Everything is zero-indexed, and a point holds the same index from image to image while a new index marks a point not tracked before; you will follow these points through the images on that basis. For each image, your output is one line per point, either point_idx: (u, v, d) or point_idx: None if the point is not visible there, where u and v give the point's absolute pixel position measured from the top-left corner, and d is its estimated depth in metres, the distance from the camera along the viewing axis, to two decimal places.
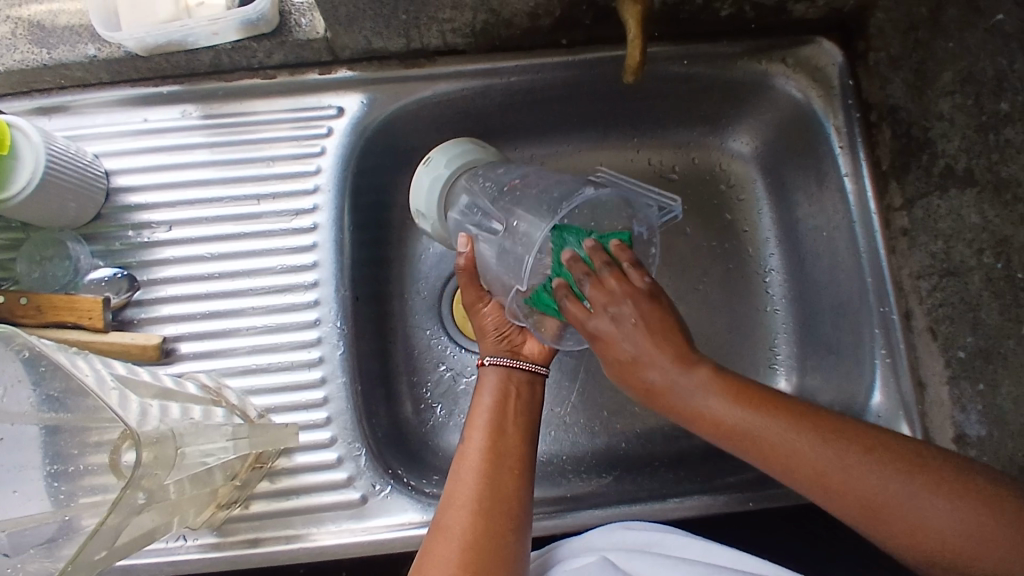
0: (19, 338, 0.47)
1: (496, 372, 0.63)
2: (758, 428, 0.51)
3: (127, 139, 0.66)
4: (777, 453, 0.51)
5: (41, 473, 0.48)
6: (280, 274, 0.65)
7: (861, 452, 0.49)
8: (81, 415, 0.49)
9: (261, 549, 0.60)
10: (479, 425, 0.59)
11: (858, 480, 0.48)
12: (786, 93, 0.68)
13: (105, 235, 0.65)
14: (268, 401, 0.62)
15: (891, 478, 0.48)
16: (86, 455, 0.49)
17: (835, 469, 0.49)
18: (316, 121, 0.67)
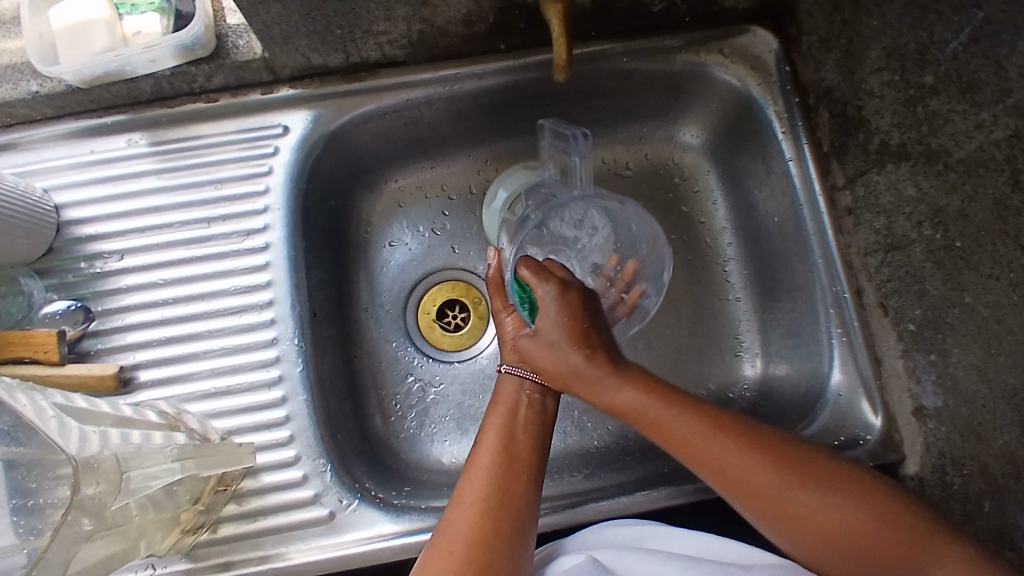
0: None
1: (513, 381, 0.64)
2: (696, 440, 0.57)
3: (76, 172, 0.66)
4: (710, 467, 0.56)
5: (7, 507, 0.48)
6: (234, 295, 0.65)
7: (773, 462, 0.54)
8: (36, 449, 0.49)
9: (233, 572, 0.60)
10: (495, 428, 0.60)
11: (755, 475, 0.54)
12: (724, 82, 0.69)
13: (58, 269, 0.65)
14: (230, 423, 0.62)
15: (787, 477, 0.54)
16: (45, 489, 0.48)
17: (757, 479, 0.54)
18: (263, 141, 0.68)
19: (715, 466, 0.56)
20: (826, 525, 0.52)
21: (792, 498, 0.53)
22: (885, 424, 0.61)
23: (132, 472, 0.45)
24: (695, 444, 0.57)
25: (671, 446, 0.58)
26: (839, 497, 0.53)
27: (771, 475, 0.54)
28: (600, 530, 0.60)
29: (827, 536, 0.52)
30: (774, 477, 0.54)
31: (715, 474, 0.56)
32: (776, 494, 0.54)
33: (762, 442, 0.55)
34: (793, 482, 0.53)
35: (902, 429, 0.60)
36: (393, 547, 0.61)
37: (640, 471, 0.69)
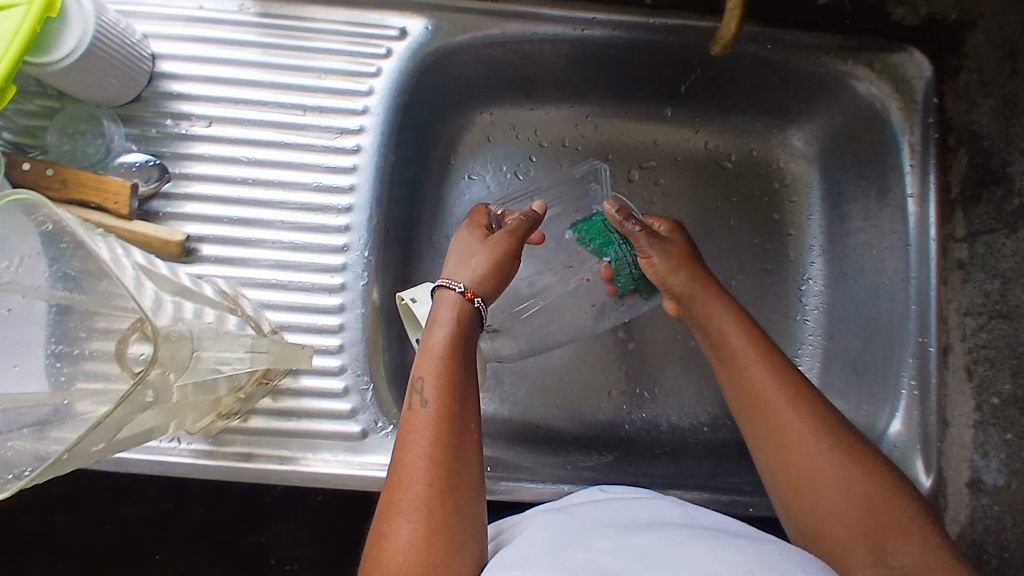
0: (43, 211, 0.44)
1: (451, 304, 0.58)
2: (745, 356, 0.57)
3: (179, 25, 0.63)
4: (737, 369, 0.57)
5: (44, 351, 0.46)
6: (315, 191, 0.63)
7: (818, 419, 0.52)
8: (92, 300, 0.47)
9: (252, 465, 0.59)
10: (429, 381, 0.53)
11: (790, 421, 0.52)
12: (866, 97, 0.65)
13: (142, 119, 0.62)
14: (283, 318, 0.61)
15: (821, 441, 0.51)
16: (89, 341, 0.47)
17: (796, 428, 0.52)
18: (375, 40, 0.64)
19: (752, 382, 0.55)
20: (814, 475, 0.50)
21: (818, 462, 0.50)
22: (934, 488, 0.59)
23: (203, 352, 0.44)
24: (762, 383, 0.55)
25: (727, 362, 0.58)
26: (840, 458, 0.50)
27: (803, 425, 0.52)
28: (591, 492, 0.56)
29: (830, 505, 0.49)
30: (813, 431, 0.51)
31: (749, 397, 0.55)
32: (801, 442, 0.51)
33: (789, 383, 0.54)
34: (809, 422, 0.52)
35: (949, 497, 0.59)
36: None
37: (669, 468, 0.68)
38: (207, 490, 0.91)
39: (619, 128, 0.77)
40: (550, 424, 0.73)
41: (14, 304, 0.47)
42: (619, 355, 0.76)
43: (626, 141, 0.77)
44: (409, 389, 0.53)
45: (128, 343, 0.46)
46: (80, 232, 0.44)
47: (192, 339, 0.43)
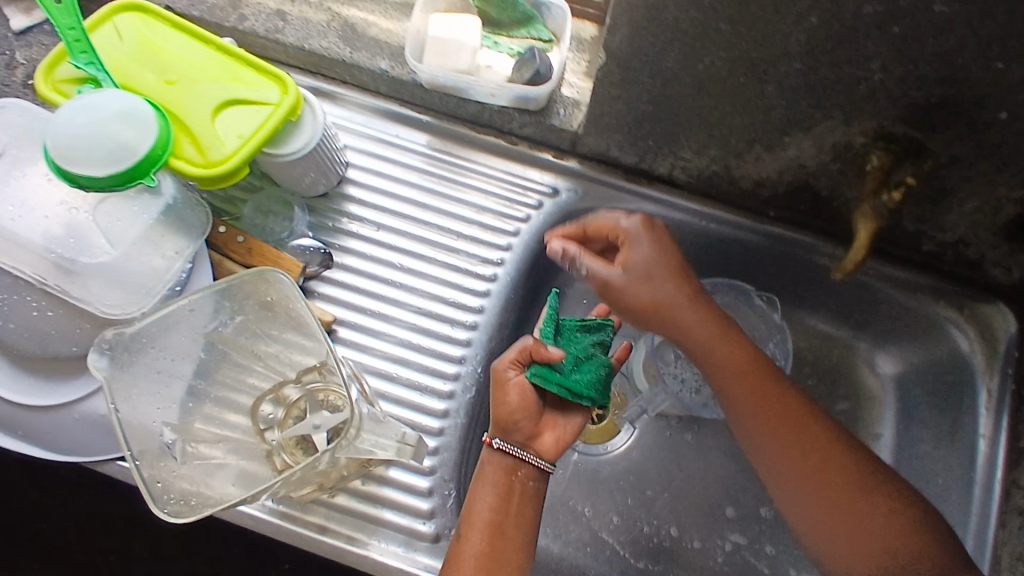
0: (263, 287, 0.58)
1: (501, 462, 0.61)
2: (766, 411, 0.61)
3: (373, 144, 0.74)
4: (752, 412, 0.62)
5: (188, 382, 0.58)
6: (448, 305, 0.71)
7: (842, 475, 0.59)
8: (236, 354, 0.61)
9: (326, 539, 0.63)
10: (477, 531, 0.58)
11: (823, 475, 0.59)
12: (954, 342, 0.72)
13: (321, 212, 0.72)
14: (392, 409, 0.67)
15: (874, 514, 0.57)
16: (226, 384, 0.60)
17: (835, 480, 0.59)
18: (530, 192, 0.74)
19: (769, 422, 0.61)
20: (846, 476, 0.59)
21: (874, 535, 0.56)
22: None
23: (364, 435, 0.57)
24: (784, 429, 0.61)
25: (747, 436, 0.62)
26: (830, 434, 0.61)
27: (831, 475, 0.59)
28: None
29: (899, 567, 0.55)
30: (852, 496, 0.58)
31: (775, 459, 0.61)
32: (862, 514, 0.57)
33: (784, 424, 0.61)
34: (849, 478, 0.59)
35: None
36: None
37: None
38: (229, 552, 0.94)
39: None
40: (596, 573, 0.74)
41: (181, 340, 0.58)
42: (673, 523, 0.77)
43: None
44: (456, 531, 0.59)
45: (263, 403, 0.61)
46: (302, 313, 0.58)
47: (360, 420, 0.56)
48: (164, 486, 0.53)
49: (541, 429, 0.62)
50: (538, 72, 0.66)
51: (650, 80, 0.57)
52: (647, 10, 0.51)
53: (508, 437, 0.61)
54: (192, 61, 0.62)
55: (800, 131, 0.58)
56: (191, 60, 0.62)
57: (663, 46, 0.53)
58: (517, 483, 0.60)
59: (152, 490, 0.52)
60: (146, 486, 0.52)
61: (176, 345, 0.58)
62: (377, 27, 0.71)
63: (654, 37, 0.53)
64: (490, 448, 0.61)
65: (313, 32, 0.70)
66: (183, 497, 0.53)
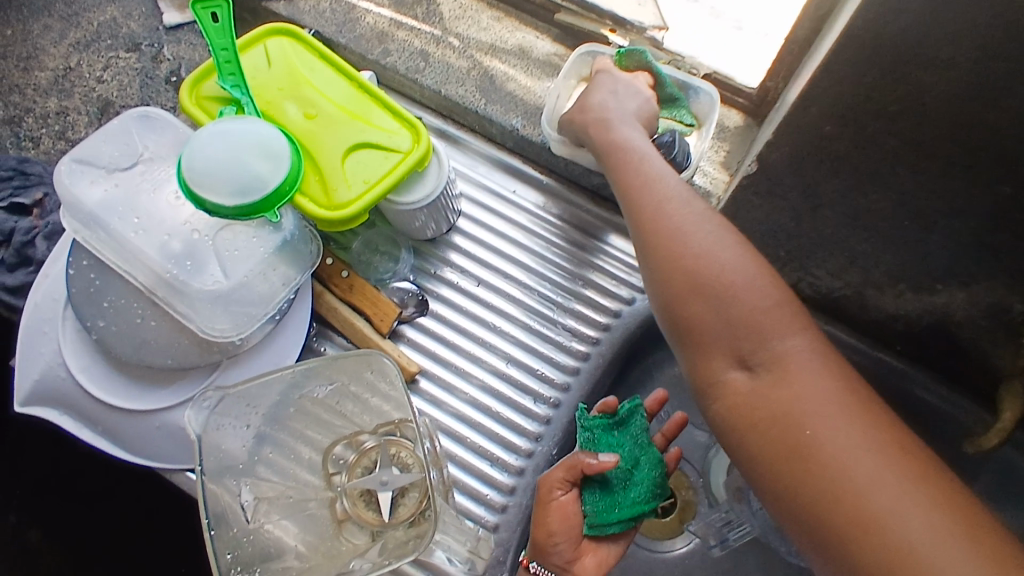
0: (378, 366, 0.58)
1: None
2: (819, 406, 0.43)
3: (489, 197, 0.73)
4: (795, 437, 0.43)
5: (261, 425, 0.56)
6: (534, 376, 0.69)
7: (945, 515, 0.37)
8: (316, 406, 0.59)
9: None
10: None
11: (901, 521, 0.37)
12: None
13: (427, 257, 0.72)
14: (458, 473, 0.66)
15: (953, 559, 0.35)
16: (297, 428, 0.58)
17: (906, 535, 0.37)
18: (639, 274, 0.71)
19: (741, 408, 0.46)
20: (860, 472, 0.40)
21: None
22: None
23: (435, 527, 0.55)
24: (828, 430, 0.42)
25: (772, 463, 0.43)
26: (875, 430, 0.41)
27: (916, 525, 0.37)
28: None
29: None
30: (927, 535, 0.37)
31: (804, 499, 0.41)
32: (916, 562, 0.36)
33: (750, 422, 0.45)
34: (931, 521, 0.37)
35: None
36: None
37: None
38: None
39: None
40: None
41: (267, 388, 0.56)
42: None
43: None
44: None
45: (337, 445, 0.59)
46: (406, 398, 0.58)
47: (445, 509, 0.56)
48: (232, 557, 0.51)
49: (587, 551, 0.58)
50: (674, 159, 0.62)
51: (799, 199, 0.53)
52: (817, 135, 0.47)
53: (543, 561, 0.57)
54: (332, 96, 0.62)
55: (954, 282, 0.53)
56: (331, 96, 0.62)
57: (824, 171, 0.50)
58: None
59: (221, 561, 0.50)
60: (216, 557, 0.50)
61: (264, 396, 0.56)
62: (516, 83, 0.70)
63: (815, 162, 0.49)
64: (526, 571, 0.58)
65: (453, 79, 0.70)
66: (250, 568, 0.51)
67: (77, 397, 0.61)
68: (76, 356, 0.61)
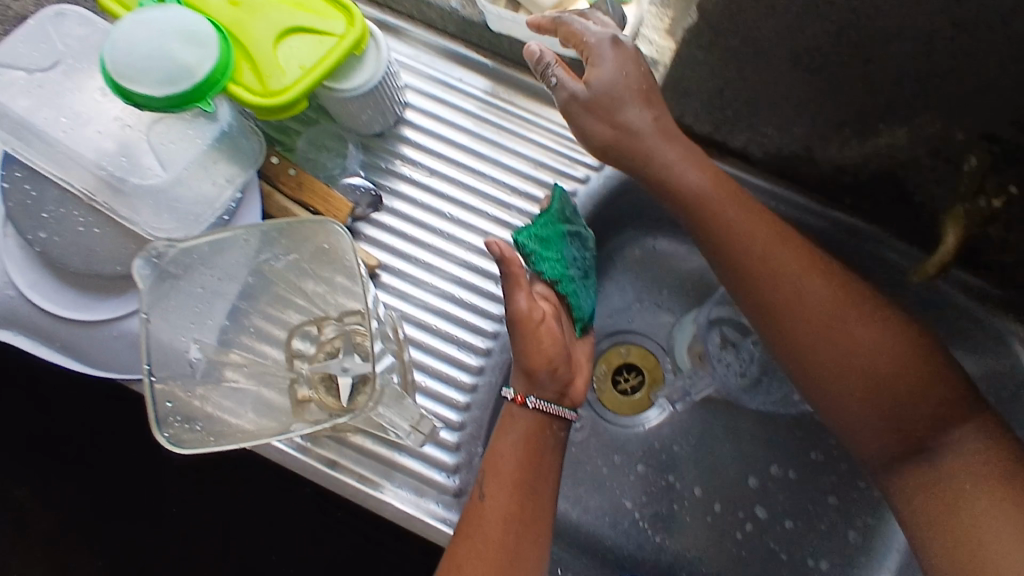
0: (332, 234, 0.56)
1: (531, 415, 0.59)
2: (774, 261, 0.58)
3: (434, 86, 0.71)
4: (757, 241, 0.59)
5: (229, 308, 0.58)
6: (495, 263, 0.69)
7: (840, 287, 0.58)
8: (283, 291, 0.60)
9: (334, 473, 0.64)
10: (502, 486, 0.56)
11: (809, 293, 0.57)
12: None
13: (375, 152, 0.70)
14: (423, 359, 0.67)
15: (856, 323, 0.56)
16: (264, 312, 0.59)
17: (810, 294, 0.57)
18: (591, 153, 0.71)
19: (766, 258, 0.58)
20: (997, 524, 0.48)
21: (852, 329, 0.56)
22: None
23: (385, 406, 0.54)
24: (772, 258, 0.58)
25: (721, 246, 0.59)
26: (825, 279, 0.58)
27: (823, 287, 0.57)
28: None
29: (887, 372, 0.55)
30: (830, 296, 0.57)
31: (766, 297, 0.58)
32: (830, 315, 0.57)
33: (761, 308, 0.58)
34: (832, 285, 0.58)
35: None
36: None
37: None
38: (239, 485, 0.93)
39: None
40: (611, 543, 0.73)
41: (221, 265, 0.58)
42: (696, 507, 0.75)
43: None
44: (492, 439, 0.59)
45: (295, 338, 0.59)
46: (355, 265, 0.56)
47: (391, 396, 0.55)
48: (173, 406, 0.54)
49: (576, 364, 0.61)
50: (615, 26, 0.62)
51: (741, 47, 0.53)
52: None
53: (540, 393, 0.59)
54: None
55: (895, 118, 0.54)
56: None
57: (761, 10, 0.49)
58: (550, 433, 0.59)
59: (158, 409, 0.53)
60: (153, 404, 0.52)
61: (228, 251, 0.58)
62: None
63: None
64: (524, 406, 0.59)
65: None
66: (188, 420, 0.54)
67: (28, 315, 0.59)
68: (22, 273, 0.59)
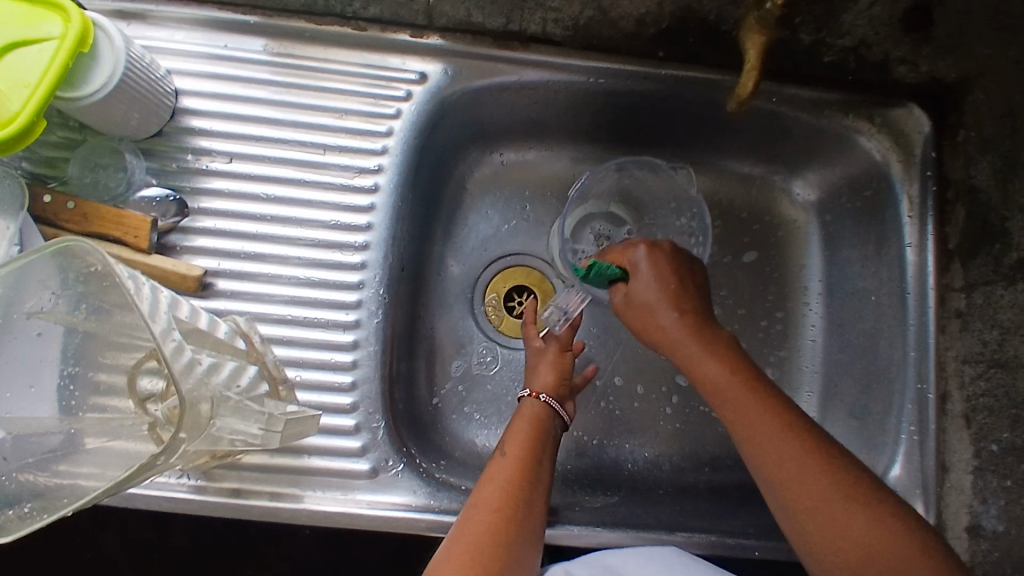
0: (92, 253, 0.45)
1: (536, 408, 0.63)
2: (661, 324, 0.60)
3: (203, 63, 0.64)
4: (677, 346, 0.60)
5: (58, 372, 0.50)
6: (332, 229, 0.64)
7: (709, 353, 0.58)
8: (112, 333, 0.49)
9: (243, 501, 0.58)
10: (518, 443, 0.60)
11: (681, 349, 0.60)
12: (865, 152, 0.68)
13: (162, 154, 0.63)
14: (290, 354, 0.61)
15: (715, 366, 0.58)
16: (105, 364, 0.50)
17: (680, 344, 0.60)
18: (395, 83, 0.65)
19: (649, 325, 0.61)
20: (879, 545, 0.51)
21: (717, 367, 0.58)
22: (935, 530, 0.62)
23: (219, 420, 0.44)
24: (656, 326, 0.61)
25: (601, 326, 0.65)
26: (697, 343, 0.59)
27: (690, 349, 0.59)
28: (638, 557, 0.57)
29: (761, 420, 0.55)
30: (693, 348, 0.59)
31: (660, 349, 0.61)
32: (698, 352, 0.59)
33: (728, 351, 0.59)
34: (692, 342, 0.59)
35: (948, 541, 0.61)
36: (423, 521, 0.60)
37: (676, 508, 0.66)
38: None
39: None
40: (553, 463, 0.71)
41: (29, 323, 0.50)
42: (623, 398, 0.75)
43: None
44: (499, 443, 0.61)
45: (141, 373, 0.49)
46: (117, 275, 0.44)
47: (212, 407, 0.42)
48: None
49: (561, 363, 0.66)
50: None
51: None
52: None
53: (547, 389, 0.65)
54: None
55: None
56: None
57: None
58: (553, 414, 0.63)
59: None
60: None
61: (27, 298, 0.49)
62: None
63: None
64: (537, 401, 0.64)
65: None
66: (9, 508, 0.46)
67: None
68: None
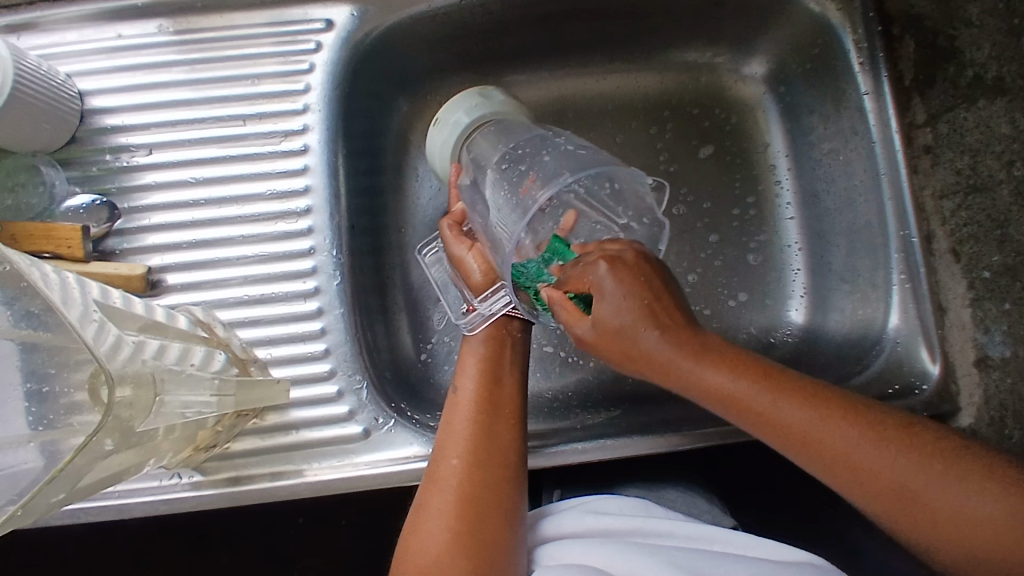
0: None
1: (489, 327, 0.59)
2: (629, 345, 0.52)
3: (101, 57, 0.61)
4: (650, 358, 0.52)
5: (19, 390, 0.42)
6: (270, 200, 0.61)
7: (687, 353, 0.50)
8: (63, 337, 0.41)
9: (242, 488, 0.56)
10: (469, 373, 0.57)
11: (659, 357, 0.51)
12: (804, 7, 0.64)
13: (80, 160, 0.60)
14: (259, 334, 0.59)
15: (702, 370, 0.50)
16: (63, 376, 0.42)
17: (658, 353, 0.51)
18: (303, 36, 0.62)
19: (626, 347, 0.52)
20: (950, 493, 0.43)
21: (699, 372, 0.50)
22: (942, 373, 0.60)
23: (167, 396, 0.42)
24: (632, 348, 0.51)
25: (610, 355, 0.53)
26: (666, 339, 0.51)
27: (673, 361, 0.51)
28: (578, 515, 0.54)
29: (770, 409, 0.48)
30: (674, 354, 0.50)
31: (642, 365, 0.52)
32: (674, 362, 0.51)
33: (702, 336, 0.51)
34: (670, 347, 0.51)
35: (960, 380, 0.59)
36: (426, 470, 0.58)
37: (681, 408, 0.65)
38: None
39: (579, 87, 0.76)
40: (550, 393, 0.69)
41: None
42: None
43: (590, 104, 0.77)
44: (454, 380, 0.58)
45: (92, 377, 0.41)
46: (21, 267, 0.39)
47: (154, 382, 0.41)
48: None
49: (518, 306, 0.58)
50: None
51: None
52: None
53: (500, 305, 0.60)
54: None
55: None
56: None
57: None
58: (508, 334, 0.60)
59: None
60: None
61: None
62: None
63: None
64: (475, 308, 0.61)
65: None
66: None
67: None
68: None
